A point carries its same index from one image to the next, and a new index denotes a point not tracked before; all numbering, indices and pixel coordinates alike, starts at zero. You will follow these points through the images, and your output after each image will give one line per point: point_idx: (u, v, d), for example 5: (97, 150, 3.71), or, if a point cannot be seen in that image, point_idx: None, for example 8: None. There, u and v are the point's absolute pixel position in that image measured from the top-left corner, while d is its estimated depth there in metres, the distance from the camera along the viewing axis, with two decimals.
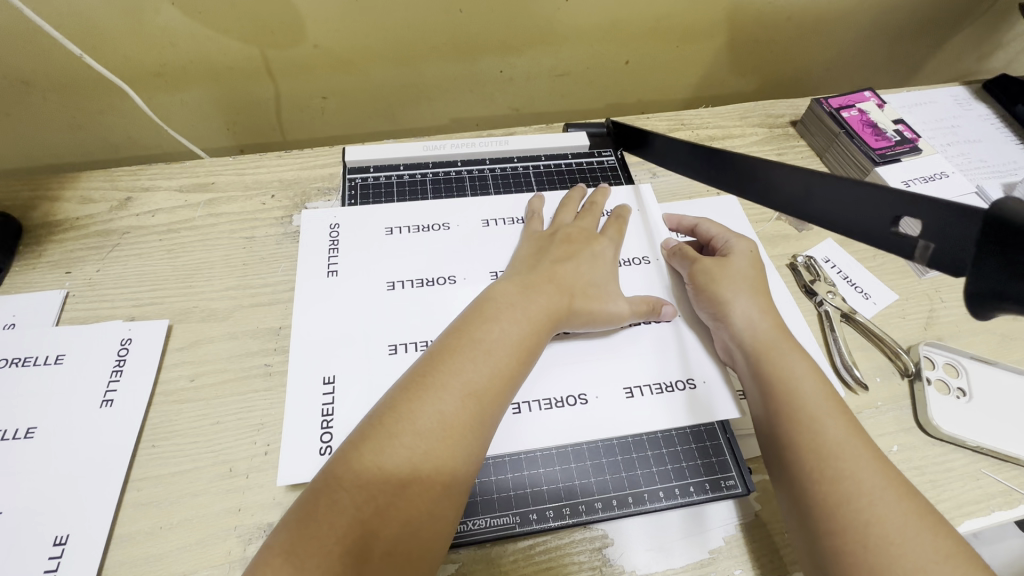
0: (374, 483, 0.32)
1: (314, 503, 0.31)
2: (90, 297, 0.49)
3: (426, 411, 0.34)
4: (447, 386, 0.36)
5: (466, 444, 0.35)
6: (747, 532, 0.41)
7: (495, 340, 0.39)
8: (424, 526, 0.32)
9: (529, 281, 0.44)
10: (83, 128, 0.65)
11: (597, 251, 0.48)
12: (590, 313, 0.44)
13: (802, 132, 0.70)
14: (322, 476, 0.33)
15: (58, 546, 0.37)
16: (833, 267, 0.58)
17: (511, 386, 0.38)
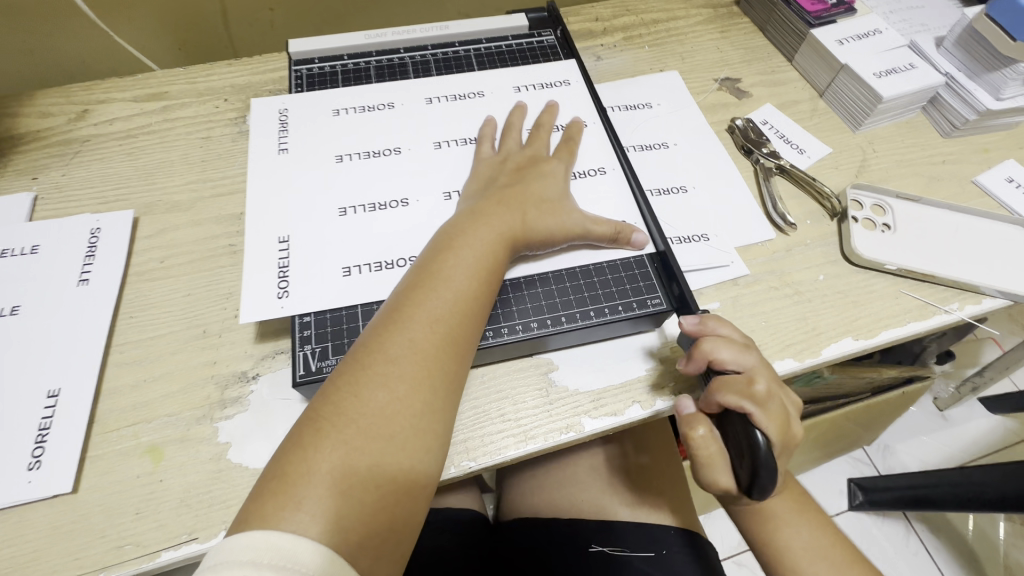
0: (362, 422, 0.33)
1: (298, 443, 0.32)
2: (58, 197, 0.52)
3: (399, 348, 0.35)
4: (416, 320, 0.37)
5: (439, 369, 0.36)
6: (680, 352, 0.46)
7: (457, 269, 0.39)
8: (416, 460, 0.34)
9: (482, 207, 0.43)
10: (34, 55, 0.66)
11: (546, 171, 0.47)
12: (547, 235, 0.43)
13: (745, 10, 0.71)
14: (302, 421, 0.34)
15: (52, 398, 0.41)
16: (771, 128, 0.60)
17: (477, 314, 0.39)
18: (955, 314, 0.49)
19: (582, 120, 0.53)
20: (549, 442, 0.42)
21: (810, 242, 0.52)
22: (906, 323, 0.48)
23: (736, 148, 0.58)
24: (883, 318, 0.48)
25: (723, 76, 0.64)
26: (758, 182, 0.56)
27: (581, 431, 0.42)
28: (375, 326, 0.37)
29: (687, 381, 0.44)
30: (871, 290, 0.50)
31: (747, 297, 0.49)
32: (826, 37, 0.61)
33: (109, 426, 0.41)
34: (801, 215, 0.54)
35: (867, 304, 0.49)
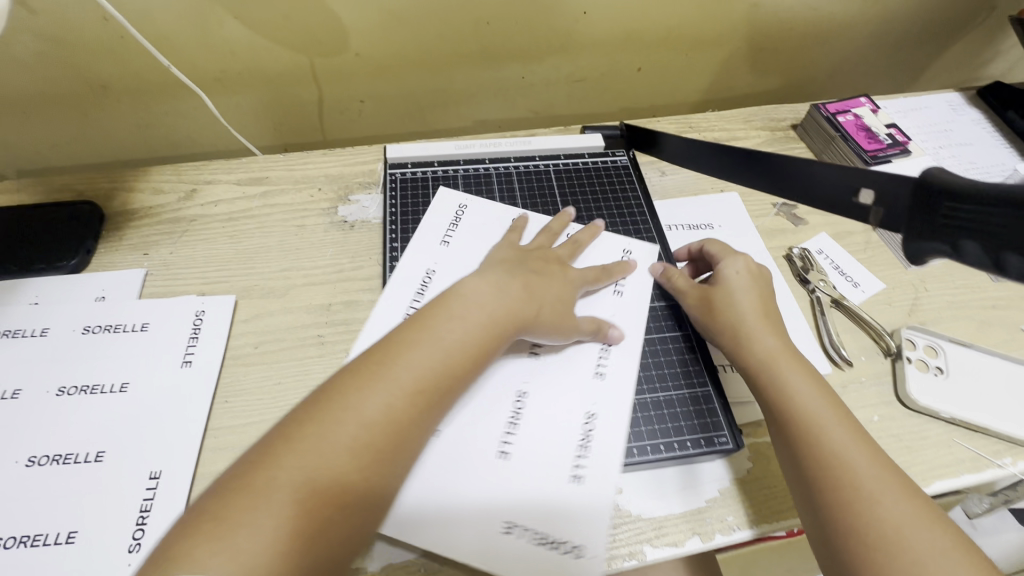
0: (288, 468, 0.34)
1: (261, 469, 0.34)
2: (165, 275, 0.57)
3: (369, 399, 0.38)
4: (388, 375, 0.39)
5: (390, 441, 0.38)
6: (739, 485, 0.47)
7: (452, 339, 0.42)
8: (349, 501, 0.35)
9: (500, 280, 0.47)
10: (148, 129, 0.72)
11: (557, 266, 0.52)
12: (548, 322, 0.48)
13: (802, 134, 0.76)
14: (261, 453, 0.36)
15: (153, 479, 0.45)
16: (827, 258, 0.63)
17: (443, 392, 0.40)
18: (1007, 468, 0.50)
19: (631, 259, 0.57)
20: (612, 568, 0.43)
21: (864, 380, 0.54)
22: (960, 474, 0.50)
23: (793, 276, 0.61)
24: (938, 466, 0.50)
25: (781, 200, 0.68)
26: (814, 312, 0.59)
27: (643, 559, 0.44)
28: (357, 369, 0.40)
29: (746, 516, 0.46)
30: (925, 436, 0.51)
31: None
32: None
33: None
34: (856, 350, 0.56)
35: (921, 450, 0.51)
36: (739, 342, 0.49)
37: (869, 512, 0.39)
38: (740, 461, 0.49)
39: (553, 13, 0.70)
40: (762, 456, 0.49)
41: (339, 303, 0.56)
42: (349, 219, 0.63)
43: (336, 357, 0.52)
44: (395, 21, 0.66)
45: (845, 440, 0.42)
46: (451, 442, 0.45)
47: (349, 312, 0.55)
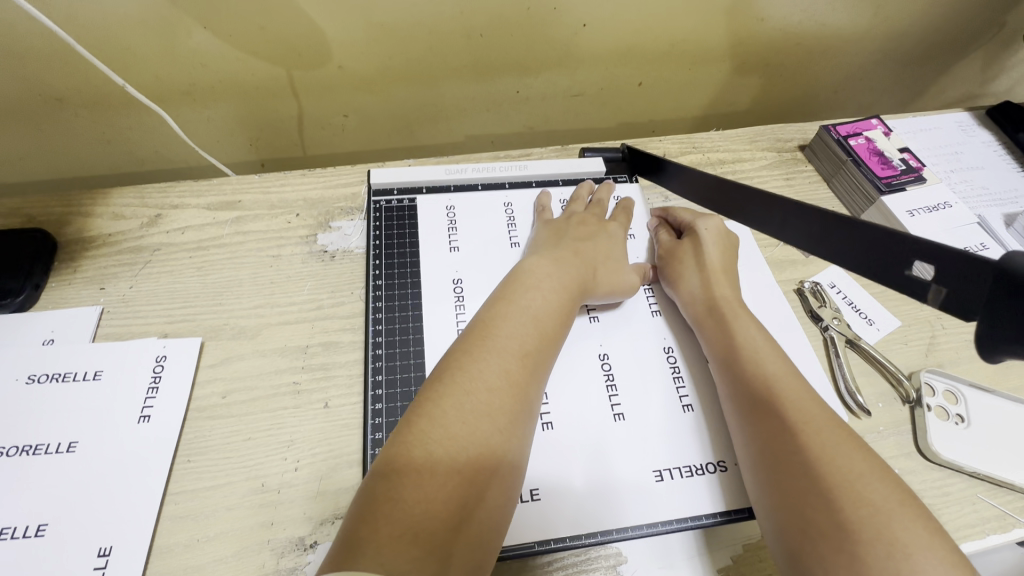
0: (438, 446, 0.34)
1: (397, 455, 0.34)
2: (124, 313, 0.51)
3: (488, 369, 0.38)
4: (494, 348, 0.40)
5: (517, 404, 0.38)
6: (754, 552, 0.43)
7: (539, 307, 0.44)
8: (496, 467, 0.35)
9: (557, 254, 0.49)
10: (111, 144, 0.67)
11: (608, 231, 0.53)
12: (608, 284, 0.49)
13: (810, 157, 0.72)
14: (393, 441, 0.35)
15: (102, 557, 0.39)
16: (839, 293, 0.60)
17: (547, 353, 0.42)
18: None
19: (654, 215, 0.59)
20: None
21: (882, 430, 0.51)
22: (985, 536, 0.46)
23: (804, 313, 0.58)
24: (961, 527, 0.47)
25: None
26: (828, 354, 0.55)
27: None
28: (462, 347, 0.40)
29: None
30: (947, 492, 0.48)
31: None
32: (897, 206, 0.61)
33: None
34: (873, 396, 0.53)
35: (945, 509, 0.47)
36: (693, 287, 0.51)
37: (812, 450, 0.37)
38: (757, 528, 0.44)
39: (550, 25, 0.65)
40: None
41: (317, 345, 0.51)
42: (329, 249, 0.58)
43: (313, 409, 0.48)
44: (381, 33, 0.61)
45: (790, 392, 0.41)
46: None
47: (328, 356, 0.50)
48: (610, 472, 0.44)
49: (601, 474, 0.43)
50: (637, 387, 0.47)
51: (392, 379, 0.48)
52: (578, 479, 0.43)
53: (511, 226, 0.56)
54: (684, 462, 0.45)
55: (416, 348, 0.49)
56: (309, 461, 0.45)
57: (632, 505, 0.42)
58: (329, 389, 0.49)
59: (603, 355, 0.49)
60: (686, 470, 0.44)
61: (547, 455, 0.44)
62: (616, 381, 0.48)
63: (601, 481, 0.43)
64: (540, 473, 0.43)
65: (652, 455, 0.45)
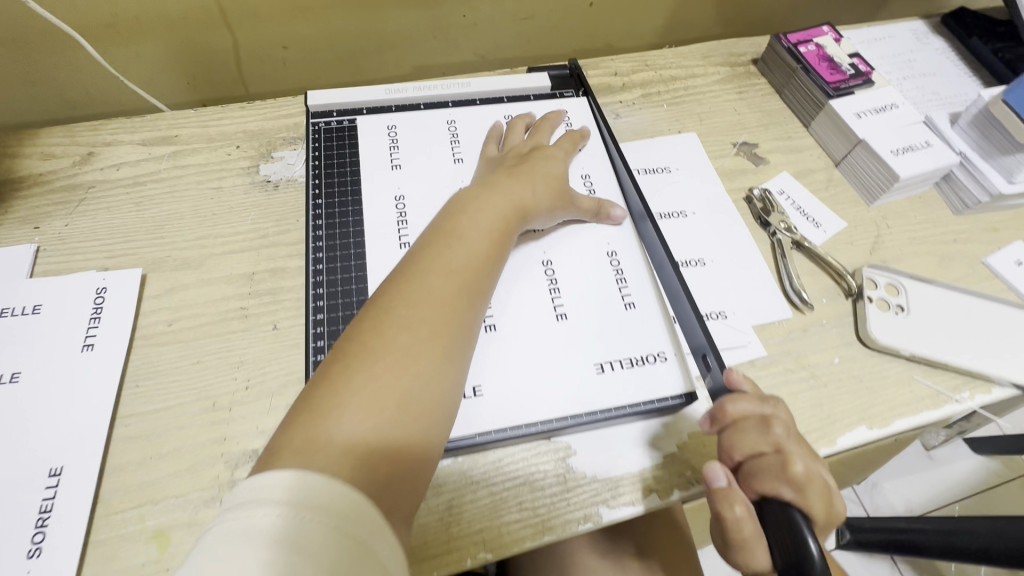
0: (360, 376, 0.34)
1: (318, 395, 0.34)
2: (61, 250, 0.50)
3: (411, 294, 0.38)
4: (431, 273, 0.39)
5: (444, 322, 0.38)
6: (699, 438, 0.45)
7: (468, 230, 0.43)
8: (431, 383, 0.36)
9: (490, 181, 0.48)
10: (36, 87, 0.64)
11: (547, 157, 0.51)
12: (544, 207, 0.48)
13: (762, 70, 0.71)
14: (320, 377, 0.35)
15: (54, 476, 0.40)
16: (787, 198, 0.60)
17: (478, 272, 0.41)
18: (966, 403, 0.49)
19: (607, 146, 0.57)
20: (566, 533, 0.41)
21: (825, 322, 0.52)
22: (920, 412, 0.49)
23: (754, 219, 0.59)
24: (897, 405, 0.49)
25: (740, 141, 0.65)
26: (775, 256, 0.56)
27: (599, 521, 0.42)
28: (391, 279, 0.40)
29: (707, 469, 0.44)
30: (885, 376, 0.50)
31: (764, 379, 0.49)
32: (844, 109, 0.61)
33: (113, 507, 0.40)
34: (817, 293, 0.54)
35: (881, 391, 0.49)
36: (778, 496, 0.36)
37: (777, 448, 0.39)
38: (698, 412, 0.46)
39: None
40: None
41: (263, 271, 0.51)
42: (272, 179, 0.56)
43: (262, 331, 0.48)
44: None
45: None
46: None
47: (274, 281, 0.50)
48: (550, 367, 0.44)
49: (543, 369, 0.44)
50: (579, 288, 0.48)
51: (333, 292, 0.47)
52: (520, 375, 0.44)
53: (453, 143, 0.55)
54: (627, 353, 0.45)
55: (357, 262, 0.48)
56: (259, 379, 0.45)
57: (572, 395, 0.43)
58: (277, 311, 0.49)
59: (547, 262, 0.49)
60: (628, 362, 0.45)
61: (490, 355, 0.44)
62: (560, 283, 0.48)
63: (546, 377, 0.44)
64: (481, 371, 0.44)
65: (593, 350, 0.45)
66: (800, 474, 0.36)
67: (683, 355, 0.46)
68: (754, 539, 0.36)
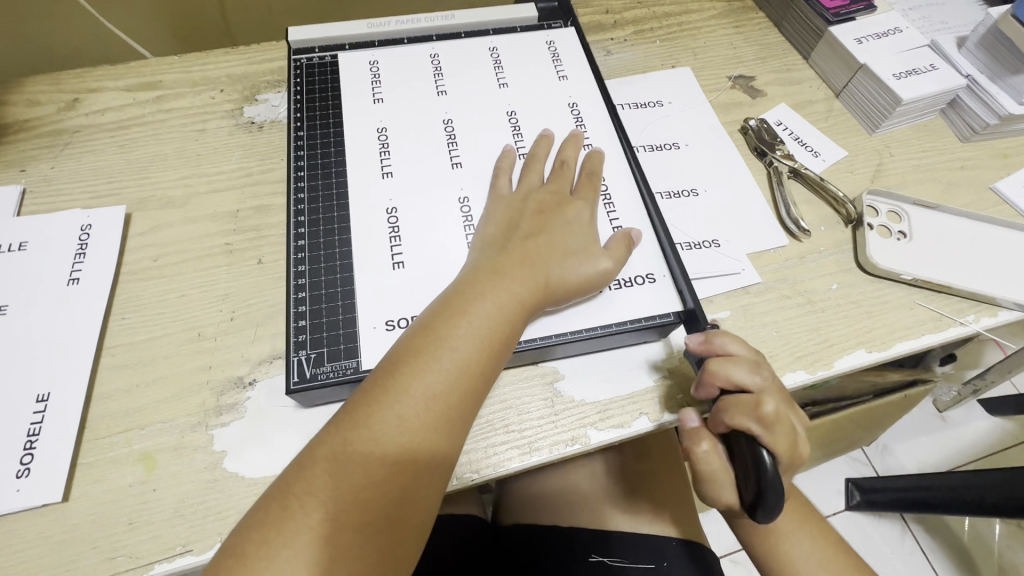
0: (323, 501, 0.30)
1: (275, 512, 0.30)
2: (47, 192, 0.50)
3: (387, 419, 0.32)
4: (409, 395, 0.33)
5: (424, 457, 0.32)
6: (689, 363, 0.44)
7: (465, 336, 0.35)
8: (406, 509, 0.32)
9: (501, 262, 0.39)
10: (21, 49, 0.62)
11: (570, 215, 0.44)
12: (561, 296, 0.40)
13: (761, 4, 0.69)
14: (285, 482, 0.31)
15: (41, 402, 0.40)
16: (785, 129, 0.58)
17: (473, 393, 0.35)
18: (970, 326, 0.48)
19: (594, 74, 0.55)
20: (554, 454, 0.41)
21: (823, 250, 0.51)
22: (921, 336, 0.47)
23: (750, 150, 0.57)
24: (897, 329, 0.47)
25: (736, 74, 0.63)
26: (771, 186, 0.54)
27: (587, 443, 0.41)
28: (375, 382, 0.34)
29: (696, 393, 0.43)
30: (885, 301, 0.48)
31: (759, 305, 0.48)
32: (844, 35, 0.59)
33: (100, 432, 0.40)
34: (815, 222, 0.52)
35: (881, 315, 0.48)
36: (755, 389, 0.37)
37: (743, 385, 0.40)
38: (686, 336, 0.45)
39: None
40: None
41: (248, 209, 0.50)
42: (256, 120, 0.56)
43: (247, 265, 0.47)
44: None
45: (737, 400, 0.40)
46: (432, 250, 0.43)
47: (259, 218, 0.50)
48: None
49: None
50: None
51: (315, 219, 0.45)
52: None
53: (437, 75, 0.53)
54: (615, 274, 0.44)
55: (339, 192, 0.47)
56: (244, 310, 0.45)
57: (555, 315, 0.42)
58: (261, 247, 0.48)
59: None
60: (616, 283, 0.44)
61: None
62: None
63: None
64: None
65: None
66: (771, 415, 0.35)
67: (672, 276, 0.45)
68: (721, 476, 0.37)
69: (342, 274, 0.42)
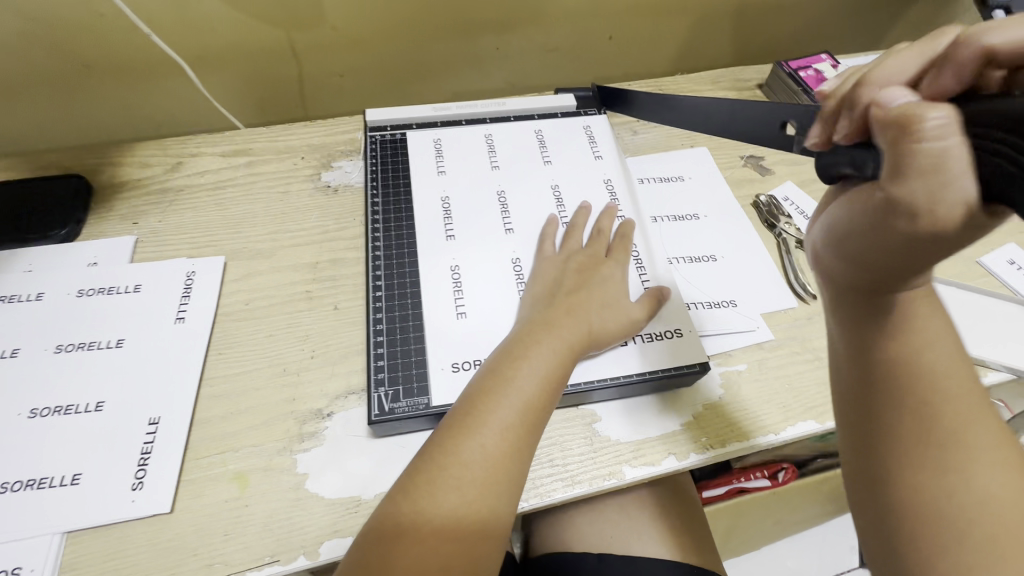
0: (428, 521, 0.36)
1: (387, 531, 0.36)
2: (156, 242, 0.59)
3: (472, 450, 0.38)
4: (487, 428, 0.39)
5: (505, 482, 0.38)
6: (712, 409, 0.50)
7: (529, 376, 0.42)
8: (493, 526, 0.37)
9: (552, 314, 0.46)
10: (134, 107, 0.74)
11: (605, 274, 0.51)
12: (603, 341, 0.47)
13: (767, 94, 0.79)
14: (390, 507, 0.37)
15: (152, 424, 0.46)
16: (792, 204, 0.66)
17: (538, 425, 0.41)
18: None
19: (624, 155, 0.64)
20: (594, 487, 0.46)
21: None
22: None
23: (761, 222, 0.65)
24: None
25: (747, 154, 0.71)
26: (780, 253, 0.62)
27: (623, 478, 0.47)
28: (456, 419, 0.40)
29: (719, 437, 0.49)
30: None
31: (772, 360, 0.54)
32: None
33: (200, 452, 0.46)
34: None
35: None
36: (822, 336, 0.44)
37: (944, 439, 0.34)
38: (708, 385, 0.52)
39: None
40: (733, 383, 0.52)
41: (325, 261, 0.58)
42: (331, 184, 0.65)
43: (325, 310, 0.55)
44: None
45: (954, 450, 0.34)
46: (489, 303, 0.51)
47: (335, 269, 0.58)
48: None
49: None
50: None
51: (390, 274, 0.52)
52: None
53: (491, 152, 0.62)
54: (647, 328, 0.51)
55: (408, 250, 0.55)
56: (323, 350, 0.52)
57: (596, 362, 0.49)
58: (337, 295, 0.56)
59: None
60: (648, 336, 0.51)
61: None
62: None
63: None
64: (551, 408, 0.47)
65: None
66: None
67: (695, 332, 0.52)
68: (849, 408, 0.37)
69: (413, 321, 0.49)
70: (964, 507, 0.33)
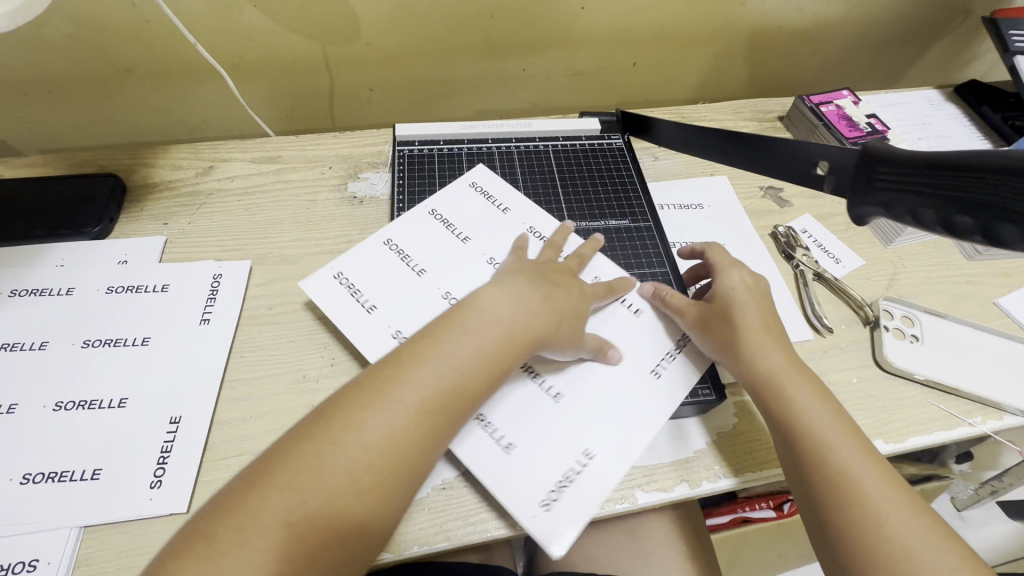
0: (295, 482, 0.34)
1: (258, 487, 0.34)
2: (185, 242, 0.60)
3: (370, 419, 0.37)
4: (392, 400, 0.37)
5: (394, 462, 0.36)
6: (726, 438, 0.50)
7: (455, 356, 0.40)
8: (365, 506, 0.35)
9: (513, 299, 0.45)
10: (169, 111, 0.76)
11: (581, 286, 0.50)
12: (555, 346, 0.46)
13: (787, 126, 0.80)
14: (263, 463, 0.35)
15: (173, 424, 0.47)
16: (810, 237, 0.67)
17: (447, 414, 0.39)
18: (978, 427, 0.53)
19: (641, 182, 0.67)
20: (605, 510, 0.46)
21: (844, 346, 0.58)
22: (933, 431, 0.53)
23: (778, 253, 0.65)
24: (912, 424, 0.53)
25: (767, 184, 0.72)
26: (797, 285, 0.62)
27: (635, 503, 0.47)
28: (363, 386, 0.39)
29: (733, 466, 0.49)
30: (901, 396, 0.54)
31: None
32: None
33: (218, 454, 0.46)
34: (837, 320, 0.60)
35: (897, 409, 0.54)
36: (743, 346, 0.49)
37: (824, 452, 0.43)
38: (721, 414, 0.52)
39: (552, 9, 0.75)
40: (748, 413, 0.52)
41: None
42: (357, 195, 0.66)
43: None
44: (405, 13, 0.71)
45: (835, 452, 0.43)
46: None
47: None
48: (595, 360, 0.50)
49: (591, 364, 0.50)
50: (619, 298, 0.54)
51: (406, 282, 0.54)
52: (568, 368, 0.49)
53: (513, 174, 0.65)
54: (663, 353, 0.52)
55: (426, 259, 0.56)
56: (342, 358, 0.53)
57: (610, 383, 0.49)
58: None
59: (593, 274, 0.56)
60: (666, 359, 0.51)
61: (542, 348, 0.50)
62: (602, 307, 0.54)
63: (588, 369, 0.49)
64: (557, 481, 0.44)
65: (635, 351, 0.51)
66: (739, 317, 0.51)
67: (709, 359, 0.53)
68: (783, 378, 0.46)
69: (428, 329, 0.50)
70: (891, 532, 0.39)
